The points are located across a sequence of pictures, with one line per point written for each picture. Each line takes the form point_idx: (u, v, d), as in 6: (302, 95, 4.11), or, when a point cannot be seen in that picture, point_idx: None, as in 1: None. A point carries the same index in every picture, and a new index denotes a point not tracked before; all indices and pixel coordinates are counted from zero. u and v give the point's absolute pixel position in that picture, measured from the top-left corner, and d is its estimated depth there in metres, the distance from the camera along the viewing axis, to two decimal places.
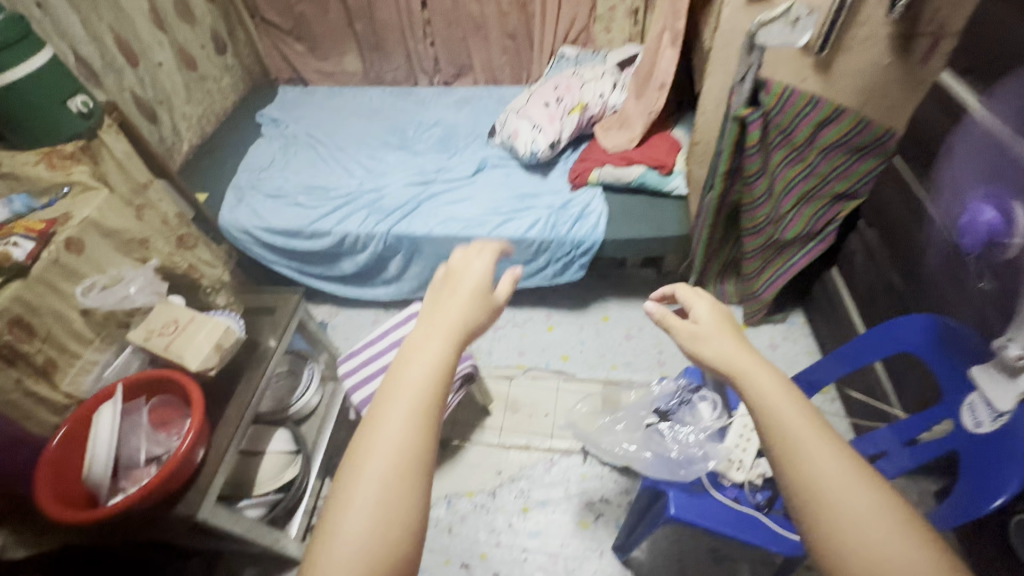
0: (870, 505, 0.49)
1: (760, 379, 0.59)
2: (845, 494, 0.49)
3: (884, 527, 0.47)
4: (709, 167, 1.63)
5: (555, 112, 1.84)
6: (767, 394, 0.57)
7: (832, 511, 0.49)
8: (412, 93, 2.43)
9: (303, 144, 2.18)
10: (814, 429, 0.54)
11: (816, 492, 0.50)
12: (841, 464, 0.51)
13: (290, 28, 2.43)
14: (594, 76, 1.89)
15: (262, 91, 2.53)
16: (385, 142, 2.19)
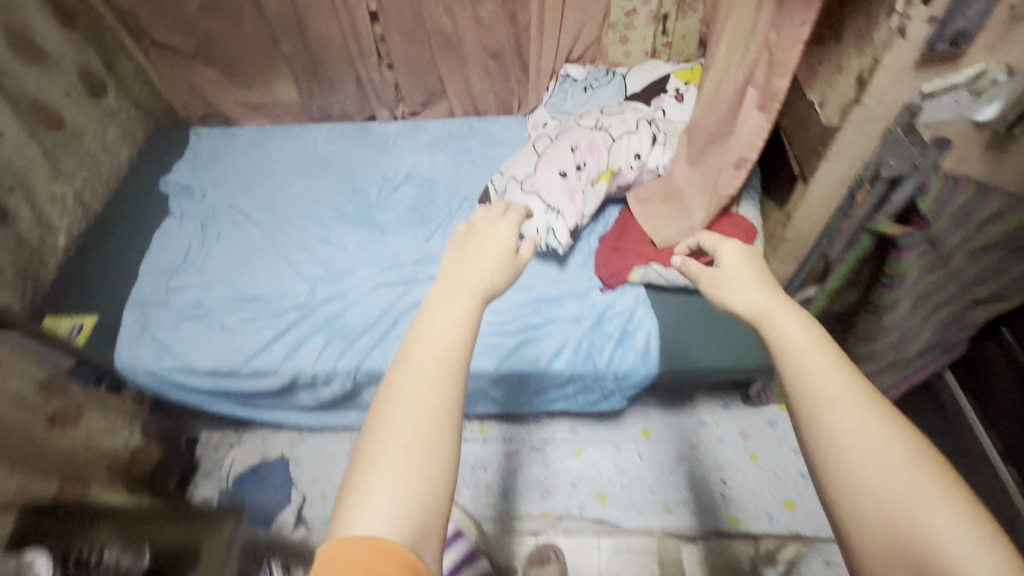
0: (876, 423, 0.46)
1: (790, 325, 0.54)
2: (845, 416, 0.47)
3: (881, 445, 0.45)
4: (802, 263, 1.18)
5: (574, 182, 1.30)
6: (793, 334, 0.53)
7: (838, 421, 0.47)
8: (370, 132, 1.86)
9: (228, 224, 1.61)
10: (821, 351, 0.51)
11: (821, 401, 0.48)
12: (846, 385, 0.49)
13: (196, 50, 1.79)
14: (626, 123, 1.34)
15: (169, 136, 1.90)
16: (341, 212, 1.64)
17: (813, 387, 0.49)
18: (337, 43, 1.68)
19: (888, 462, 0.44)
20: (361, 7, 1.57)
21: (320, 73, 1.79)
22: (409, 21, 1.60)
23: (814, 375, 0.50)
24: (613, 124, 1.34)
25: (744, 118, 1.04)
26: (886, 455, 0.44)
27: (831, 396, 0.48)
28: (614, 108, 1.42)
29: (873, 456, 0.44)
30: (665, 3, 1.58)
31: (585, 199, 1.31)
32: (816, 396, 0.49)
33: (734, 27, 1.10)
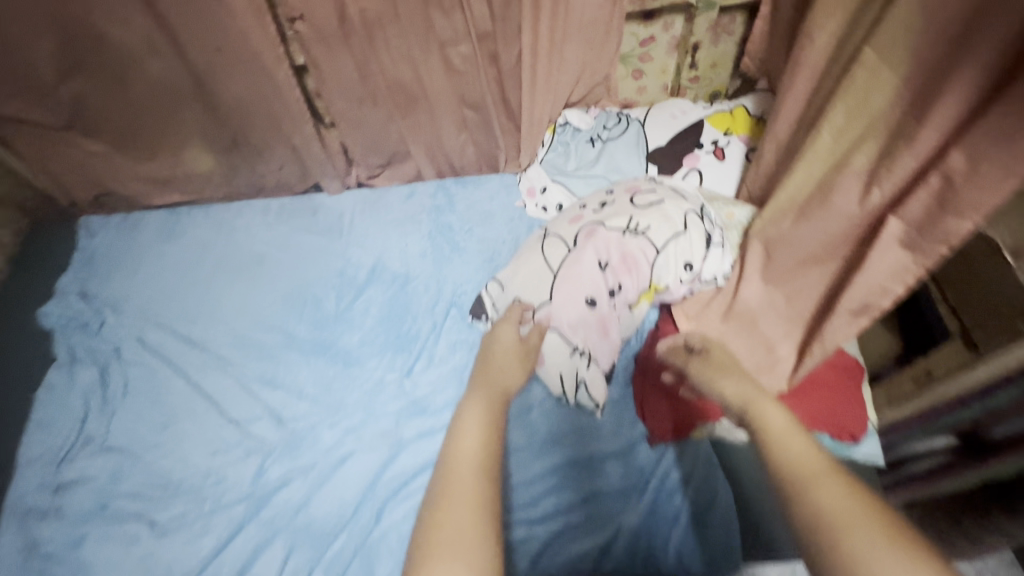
0: (840, 498, 0.51)
1: (772, 415, 0.66)
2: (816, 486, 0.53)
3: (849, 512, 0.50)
4: (949, 411, 0.82)
5: (608, 313, 0.96)
6: (774, 418, 0.64)
7: (813, 491, 0.53)
8: (317, 211, 1.44)
9: (137, 370, 1.21)
10: (801, 435, 0.60)
11: (792, 475, 0.55)
12: (815, 464, 0.56)
13: (65, 120, 1.31)
14: (671, 222, 0.97)
15: (51, 235, 1.45)
16: (290, 337, 1.25)
17: (787, 462, 0.57)
18: (256, 108, 1.24)
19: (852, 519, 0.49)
20: (282, 68, 1.13)
21: (240, 142, 1.34)
22: (352, 75, 1.17)
23: (789, 454, 0.58)
24: (655, 226, 0.96)
25: (876, 259, 0.70)
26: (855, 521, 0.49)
27: (798, 470, 0.55)
28: (648, 190, 1.03)
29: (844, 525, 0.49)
30: (696, 30, 1.18)
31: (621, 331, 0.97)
32: (789, 473, 0.55)
33: (848, 109, 0.73)
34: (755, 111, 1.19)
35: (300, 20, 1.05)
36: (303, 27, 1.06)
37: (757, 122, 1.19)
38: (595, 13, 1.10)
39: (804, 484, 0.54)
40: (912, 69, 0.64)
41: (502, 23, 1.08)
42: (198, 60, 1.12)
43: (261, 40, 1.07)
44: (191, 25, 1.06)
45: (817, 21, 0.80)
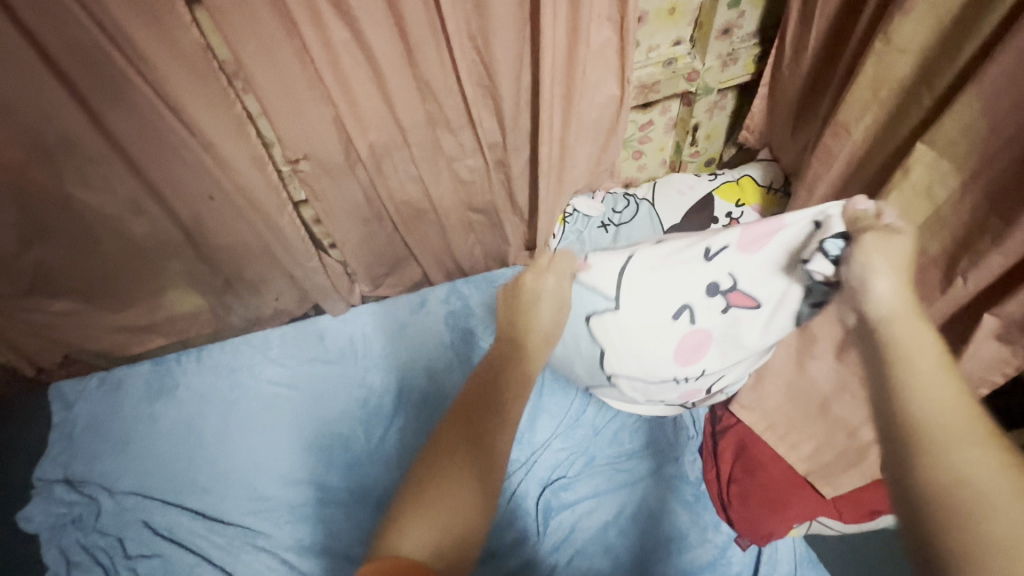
0: (961, 403, 0.41)
1: (919, 358, 0.45)
2: (931, 386, 0.42)
3: (974, 432, 0.39)
4: None
5: (736, 276, 0.74)
6: (919, 369, 0.44)
7: (917, 388, 0.42)
8: (324, 336, 1.33)
9: (150, 565, 1.05)
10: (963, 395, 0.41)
11: (898, 357, 0.45)
12: (939, 360, 0.44)
13: (26, 285, 1.12)
14: None
15: (18, 414, 1.26)
16: (322, 489, 1.13)
17: (894, 348, 0.46)
18: (252, 246, 1.13)
19: (971, 432, 0.39)
20: (286, 212, 1.05)
21: (235, 282, 1.22)
22: (358, 200, 1.10)
23: (906, 347, 0.46)
24: None
25: (976, 349, 0.68)
26: (976, 441, 0.38)
27: (922, 363, 0.44)
28: None
29: (950, 437, 0.39)
30: (695, 112, 1.19)
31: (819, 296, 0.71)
32: (900, 355, 0.46)
33: (904, 201, 0.70)
34: (764, 181, 1.18)
35: (303, 160, 0.98)
36: (307, 166, 0.99)
37: (767, 191, 1.17)
38: (598, 114, 1.07)
39: (909, 373, 0.44)
40: (980, 166, 0.62)
41: (512, 134, 1.05)
42: (189, 210, 1.02)
43: (263, 190, 0.99)
44: (181, 179, 0.96)
45: (849, 116, 0.79)
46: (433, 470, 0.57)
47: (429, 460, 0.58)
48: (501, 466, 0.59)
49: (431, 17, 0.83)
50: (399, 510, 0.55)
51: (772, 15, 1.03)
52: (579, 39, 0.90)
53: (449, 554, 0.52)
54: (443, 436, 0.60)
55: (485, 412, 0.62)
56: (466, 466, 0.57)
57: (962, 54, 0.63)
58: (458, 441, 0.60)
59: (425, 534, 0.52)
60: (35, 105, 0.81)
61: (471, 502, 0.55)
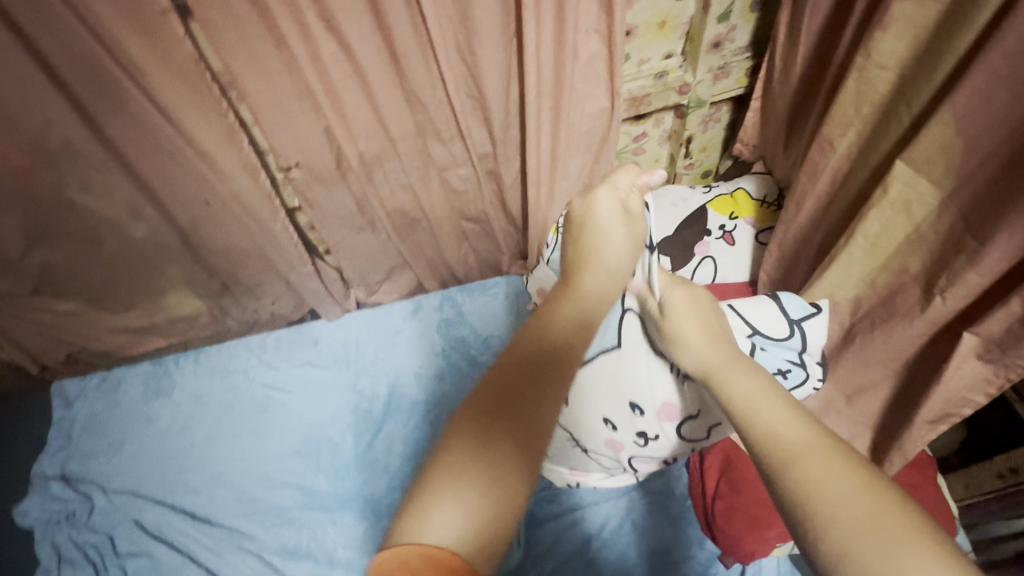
0: (835, 466, 0.45)
1: (735, 380, 0.57)
2: (810, 467, 0.45)
3: (853, 487, 0.44)
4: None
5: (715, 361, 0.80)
6: (737, 386, 0.56)
7: (806, 479, 0.45)
8: (319, 341, 1.35)
9: (139, 563, 1.07)
10: (776, 402, 0.52)
11: (779, 447, 0.48)
12: (803, 430, 0.49)
13: (31, 286, 1.15)
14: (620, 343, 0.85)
15: (22, 411, 1.29)
16: (310, 493, 1.14)
17: (765, 438, 0.49)
18: (248, 251, 1.16)
19: (849, 491, 0.43)
20: (278, 219, 1.08)
21: (231, 286, 1.24)
22: (351, 209, 1.11)
23: (776, 431, 0.49)
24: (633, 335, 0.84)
25: (957, 368, 0.67)
26: (856, 498, 0.43)
27: (790, 442, 0.48)
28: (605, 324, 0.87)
29: (837, 506, 0.43)
30: (689, 124, 1.18)
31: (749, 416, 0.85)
32: (774, 446, 0.48)
33: (884, 218, 0.70)
34: (757, 195, 1.12)
35: (296, 168, 1.00)
36: (299, 174, 1.01)
37: (761, 204, 1.11)
38: (590, 124, 1.07)
39: (775, 439, 0.49)
40: (957, 184, 0.62)
41: (502, 144, 1.06)
42: (185, 216, 1.05)
43: (256, 197, 1.01)
44: (177, 186, 0.99)
45: (833, 131, 0.79)
46: (460, 446, 0.46)
47: (458, 434, 0.47)
48: (545, 445, 0.48)
49: (419, 30, 0.85)
50: (422, 486, 0.44)
51: (764, 28, 1.03)
52: (565, 53, 0.91)
53: (480, 546, 0.41)
54: (474, 408, 0.49)
55: (529, 390, 0.50)
56: (493, 450, 0.45)
57: (938, 71, 0.63)
58: (492, 414, 0.48)
59: (453, 520, 0.42)
60: (36, 113, 0.84)
61: (511, 486, 0.44)
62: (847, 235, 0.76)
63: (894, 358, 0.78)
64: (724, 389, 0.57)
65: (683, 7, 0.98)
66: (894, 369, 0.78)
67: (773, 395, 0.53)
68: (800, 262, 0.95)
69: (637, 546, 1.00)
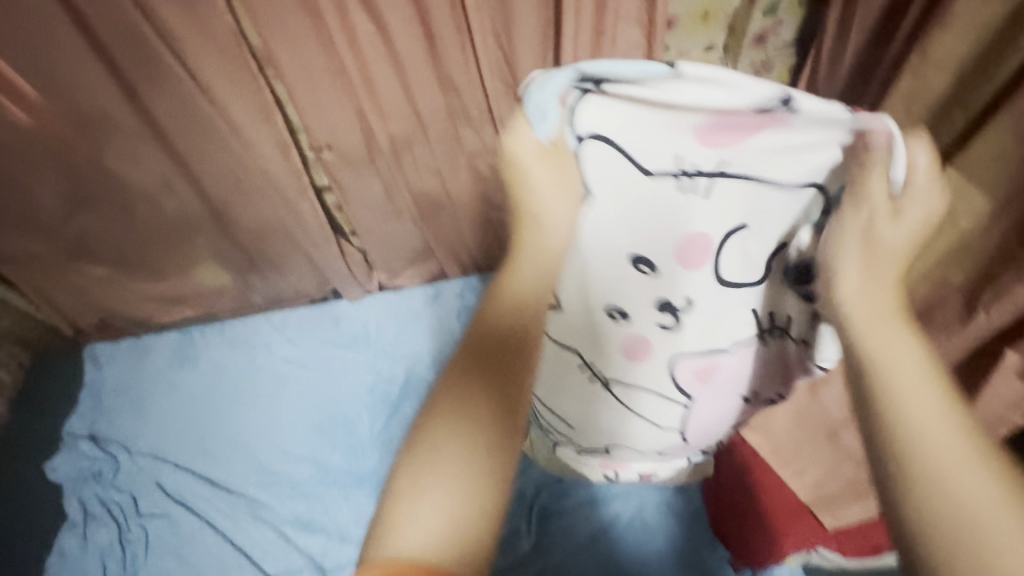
0: (981, 478, 0.39)
1: (899, 368, 0.43)
2: (967, 490, 0.38)
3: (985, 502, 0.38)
4: None
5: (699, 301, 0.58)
6: (901, 376, 0.43)
7: (967, 512, 0.38)
8: (340, 320, 1.36)
9: (159, 524, 1.11)
10: (944, 413, 0.41)
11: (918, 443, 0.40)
12: (954, 429, 0.40)
13: (69, 251, 1.19)
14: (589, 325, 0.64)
15: (56, 371, 1.35)
16: (325, 468, 1.16)
17: (917, 444, 0.40)
18: (275, 228, 1.17)
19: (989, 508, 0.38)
20: (307, 198, 1.09)
21: (257, 262, 1.26)
22: (378, 193, 1.12)
23: (935, 443, 0.40)
24: (615, 294, 0.60)
25: (994, 387, 0.65)
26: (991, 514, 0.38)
27: (935, 440, 0.40)
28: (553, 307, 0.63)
29: (970, 523, 0.38)
30: None
31: (802, 338, 0.60)
32: (915, 439, 0.40)
33: (927, 226, 0.67)
34: None
35: (327, 149, 1.01)
36: (330, 155, 1.02)
37: None
38: None
39: (941, 465, 0.39)
40: (1011, 195, 0.59)
41: None
42: (216, 190, 1.06)
43: (285, 175, 1.03)
44: (210, 159, 1.00)
45: None
46: (442, 428, 0.43)
47: (438, 416, 0.43)
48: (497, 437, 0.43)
49: (456, 13, 0.85)
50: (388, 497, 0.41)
51: (812, 25, 0.99)
52: (603, 41, 0.89)
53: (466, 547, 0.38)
54: (460, 374, 0.45)
55: (511, 358, 0.46)
56: (486, 424, 0.43)
57: (999, 74, 0.59)
58: (486, 383, 0.45)
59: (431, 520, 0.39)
60: (79, 81, 0.86)
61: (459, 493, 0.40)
62: None
63: None
64: (864, 344, 0.45)
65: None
66: None
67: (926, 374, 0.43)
68: None
69: (647, 545, 1.00)
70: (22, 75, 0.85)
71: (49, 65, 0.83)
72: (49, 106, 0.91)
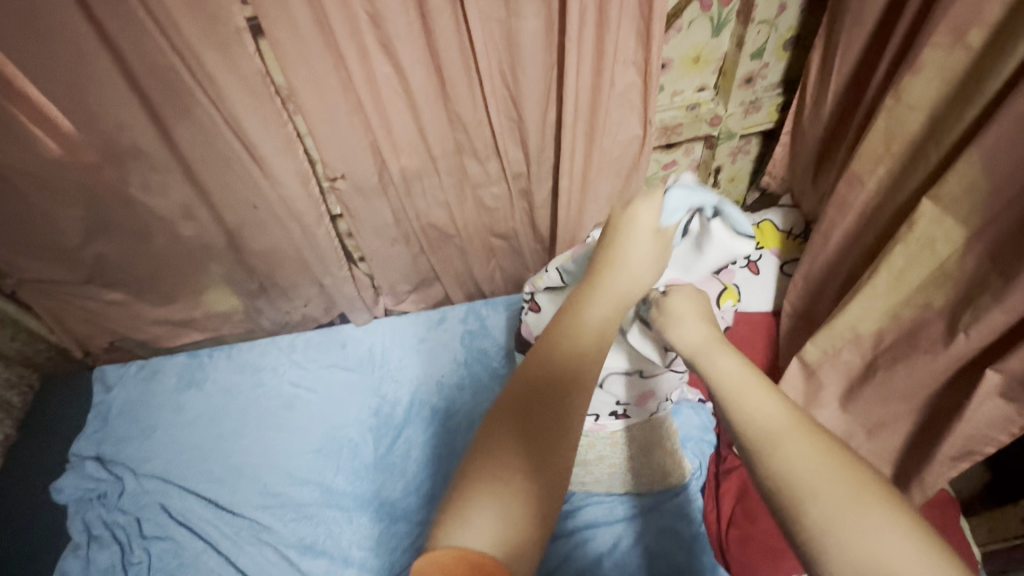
0: (813, 450, 0.44)
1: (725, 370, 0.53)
2: (796, 456, 0.44)
3: (827, 467, 0.43)
4: None
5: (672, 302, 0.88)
6: (725, 374, 0.52)
7: (799, 469, 0.43)
8: (346, 344, 1.39)
9: (162, 546, 1.11)
10: (763, 390, 0.49)
11: (760, 437, 0.46)
12: (787, 419, 0.46)
13: (86, 275, 1.23)
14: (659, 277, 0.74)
15: (64, 393, 1.36)
16: (328, 490, 1.17)
17: (748, 423, 0.47)
18: (288, 253, 1.22)
19: (832, 477, 0.42)
20: (321, 224, 1.14)
21: (269, 286, 1.30)
22: (388, 220, 1.17)
23: (754, 415, 0.47)
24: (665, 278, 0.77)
25: (978, 406, 0.68)
26: (832, 478, 0.42)
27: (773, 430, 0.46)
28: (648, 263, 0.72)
29: (815, 486, 0.42)
30: (718, 155, 1.21)
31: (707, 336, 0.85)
32: (755, 435, 0.46)
33: (909, 254, 0.72)
34: (783, 226, 1.09)
35: (342, 178, 1.06)
36: (344, 184, 1.07)
37: (787, 236, 1.08)
38: (621, 150, 1.11)
39: (769, 439, 0.45)
40: (983, 224, 0.64)
41: (536, 165, 1.10)
42: (233, 217, 1.11)
43: (300, 204, 1.08)
44: (230, 188, 1.05)
45: (862, 168, 0.81)
46: (493, 462, 0.45)
47: (489, 452, 0.45)
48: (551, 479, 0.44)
49: (466, 56, 0.91)
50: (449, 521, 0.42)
51: (797, 68, 1.07)
52: (602, 82, 0.96)
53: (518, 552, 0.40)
54: (503, 417, 0.47)
55: (564, 401, 0.48)
56: (531, 462, 0.45)
57: (967, 114, 0.65)
58: (525, 420, 0.47)
59: (485, 533, 0.40)
60: (114, 115, 0.92)
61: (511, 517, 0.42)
62: (872, 268, 0.77)
63: (917, 393, 0.78)
64: (708, 368, 0.54)
65: (718, 43, 1.02)
66: (916, 404, 0.79)
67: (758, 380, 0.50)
68: (826, 295, 0.95)
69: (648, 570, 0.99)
70: (62, 110, 0.91)
71: (86, 100, 0.89)
72: (82, 138, 0.97)
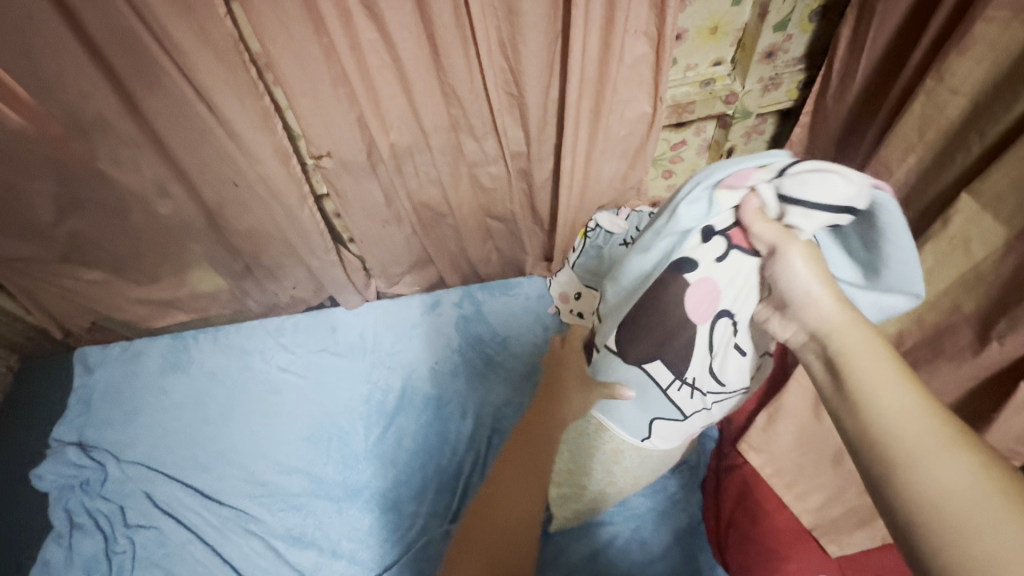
0: (969, 473, 0.36)
1: (853, 353, 0.45)
2: (936, 470, 0.37)
3: (992, 505, 0.35)
4: None
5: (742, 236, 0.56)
6: (855, 361, 0.44)
7: (945, 499, 0.36)
8: (337, 328, 1.34)
9: (146, 535, 1.09)
10: (895, 386, 0.42)
11: (897, 448, 0.39)
12: (930, 430, 0.39)
13: (61, 253, 1.16)
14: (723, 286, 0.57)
15: (43, 375, 1.32)
16: (317, 480, 1.13)
17: (882, 436, 0.40)
18: (272, 233, 1.15)
19: (1004, 528, 0.34)
20: (305, 205, 1.07)
21: (254, 268, 1.23)
22: (378, 201, 1.10)
23: (891, 418, 0.40)
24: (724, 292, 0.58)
25: (1005, 420, 0.63)
26: (1000, 523, 0.34)
27: (911, 443, 0.39)
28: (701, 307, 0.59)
29: (970, 523, 0.35)
30: (731, 135, 1.13)
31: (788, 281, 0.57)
32: (891, 448, 0.39)
33: (939, 252, 0.66)
34: None
35: (327, 156, 0.98)
36: (329, 162, 0.99)
37: None
38: (628, 129, 1.03)
39: (915, 463, 0.38)
40: None
41: (537, 144, 1.03)
42: (212, 196, 1.04)
43: (284, 184, 1.01)
44: (206, 164, 0.98)
45: (892, 155, 0.74)
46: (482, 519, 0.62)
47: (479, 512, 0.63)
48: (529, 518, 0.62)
49: (462, 23, 0.83)
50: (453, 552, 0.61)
51: (822, 40, 0.98)
52: (610, 54, 0.87)
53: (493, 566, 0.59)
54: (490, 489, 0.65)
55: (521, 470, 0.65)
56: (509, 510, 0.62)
57: (1019, 100, 0.57)
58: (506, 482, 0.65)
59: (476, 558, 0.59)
60: (75, 86, 0.84)
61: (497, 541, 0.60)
62: None
63: (937, 401, 0.73)
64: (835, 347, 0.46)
65: (738, 12, 0.93)
66: None
67: (896, 383, 0.42)
68: None
69: (642, 567, 0.95)
70: (15, 77, 0.83)
71: (43, 67, 0.81)
72: (42, 108, 0.89)
